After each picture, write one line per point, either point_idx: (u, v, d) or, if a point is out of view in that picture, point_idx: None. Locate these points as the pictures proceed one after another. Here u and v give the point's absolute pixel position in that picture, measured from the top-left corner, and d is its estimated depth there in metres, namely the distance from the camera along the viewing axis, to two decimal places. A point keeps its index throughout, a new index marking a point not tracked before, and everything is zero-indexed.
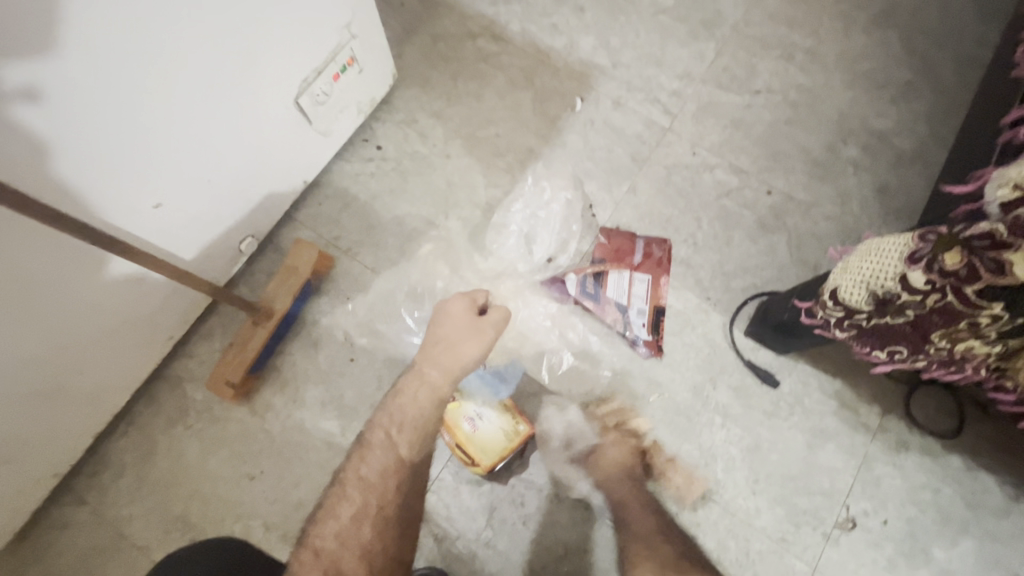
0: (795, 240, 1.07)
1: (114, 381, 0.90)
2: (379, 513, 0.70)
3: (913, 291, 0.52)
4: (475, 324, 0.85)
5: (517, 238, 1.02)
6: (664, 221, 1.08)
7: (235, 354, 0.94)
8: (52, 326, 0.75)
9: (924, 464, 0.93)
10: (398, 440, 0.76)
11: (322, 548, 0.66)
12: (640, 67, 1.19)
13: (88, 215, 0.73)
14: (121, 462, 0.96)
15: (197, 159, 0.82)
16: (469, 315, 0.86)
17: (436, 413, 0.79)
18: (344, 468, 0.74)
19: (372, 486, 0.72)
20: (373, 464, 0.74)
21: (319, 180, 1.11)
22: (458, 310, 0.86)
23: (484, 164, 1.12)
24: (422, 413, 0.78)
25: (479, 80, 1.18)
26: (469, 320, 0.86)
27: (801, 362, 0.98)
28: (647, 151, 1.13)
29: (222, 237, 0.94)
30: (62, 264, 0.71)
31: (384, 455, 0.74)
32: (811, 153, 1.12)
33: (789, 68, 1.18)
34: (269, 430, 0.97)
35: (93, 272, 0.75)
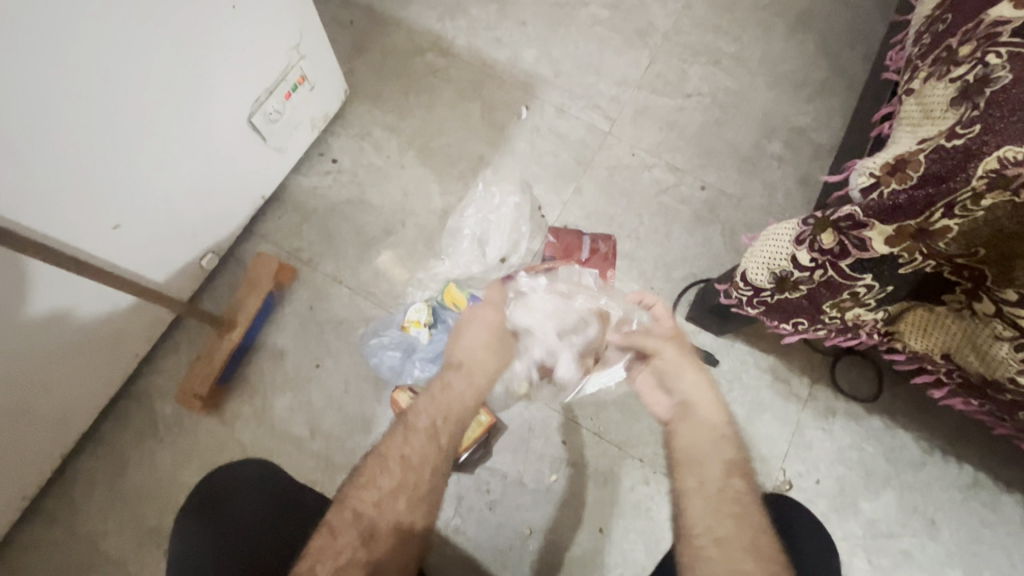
0: (729, 231, 1.16)
1: (82, 401, 0.92)
2: (415, 492, 0.71)
3: (802, 268, 0.61)
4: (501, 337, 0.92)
5: (471, 241, 1.08)
6: (608, 218, 1.16)
7: (203, 366, 0.97)
8: (17, 346, 0.77)
9: (848, 426, 1.04)
10: (441, 429, 0.76)
11: (361, 512, 0.67)
12: (580, 76, 1.27)
13: (47, 236, 0.75)
14: (92, 480, 0.97)
15: (156, 178, 0.85)
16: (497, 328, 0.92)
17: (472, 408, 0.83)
18: (387, 441, 0.74)
19: (414, 466, 0.72)
20: (416, 446, 0.74)
21: (278, 195, 1.15)
22: (490, 319, 0.92)
23: (438, 173, 1.18)
24: (462, 404, 0.82)
25: (429, 93, 1.24)
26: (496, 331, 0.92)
27: (736, 342, 1.07)
28: (590, 153, 1.21)
29: (185, 255, 0.97)
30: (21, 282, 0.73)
31: (427, 440, 0.75)
32: (739, 150, 1.22)
33: (715, 72, 1.28)
34: (240, 438, 1.00)
35: (56, 288, 0.78)
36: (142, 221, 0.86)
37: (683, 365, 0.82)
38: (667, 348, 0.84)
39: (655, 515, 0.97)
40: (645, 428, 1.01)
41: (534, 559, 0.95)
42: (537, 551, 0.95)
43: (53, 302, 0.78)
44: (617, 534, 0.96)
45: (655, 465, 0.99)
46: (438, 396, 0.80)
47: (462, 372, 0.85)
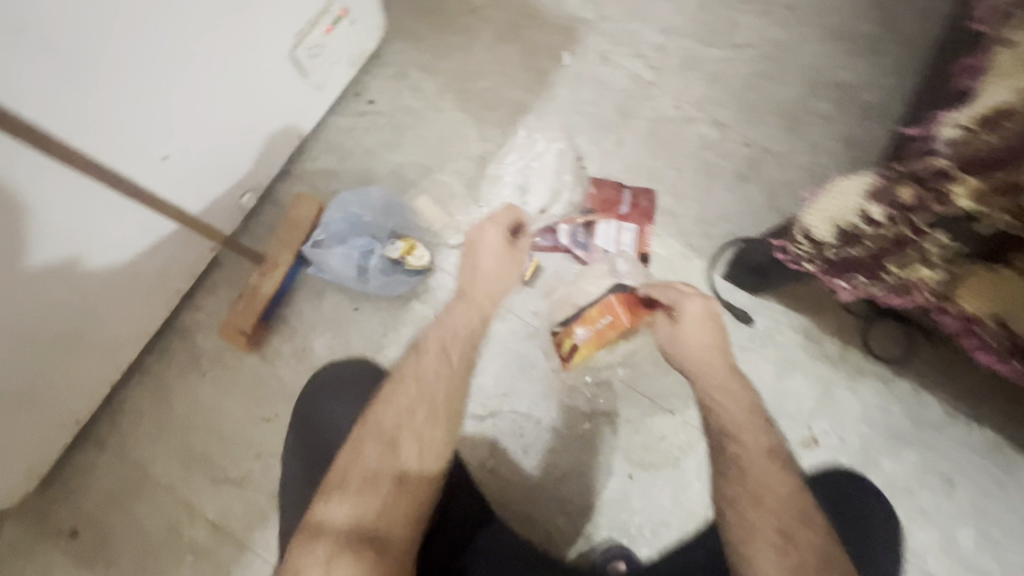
0: (770, 189, 1.14)
1: (128, 331, 0.93)
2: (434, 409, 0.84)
3: (873, 225, 0.61)
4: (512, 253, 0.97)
5: (512, 188, 1.06)
6: (649, 172, 1.14)
7: (245, 304, 0.98)
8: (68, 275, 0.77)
9: (876, 387, 1.05)
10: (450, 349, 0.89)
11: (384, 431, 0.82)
12: (625, 21, 1.22)
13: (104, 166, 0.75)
14: (139, 409, 1.00)
15: (201, 110, 0.83)
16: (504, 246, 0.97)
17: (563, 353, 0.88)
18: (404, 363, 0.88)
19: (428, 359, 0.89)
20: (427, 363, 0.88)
21: (314, 136, 1.13)
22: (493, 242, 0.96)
23: (477, 119, 1.15)
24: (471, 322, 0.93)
25: (468, 34, 1.19)
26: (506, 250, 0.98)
27: (771, 301, 1.08)
28: (632, 104, 1.17)
29: (228, 193, 0.96)
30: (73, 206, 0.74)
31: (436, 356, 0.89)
32: (786, 106, 1.18)
33: (767, 22, 1.23)
34: (281, 375, 1.02)
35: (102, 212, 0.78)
36: (189, 154, 0.85)
37: (697, 334, 0.85)
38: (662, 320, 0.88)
39: (681, 463, 1.00)
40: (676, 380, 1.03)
41: (564, 501, 0.99)
42: (567, 494, 0.99)
43: (111, 226, 0.79)
44: (644, 481, 1.00)
45: (685, 417, 1.02)
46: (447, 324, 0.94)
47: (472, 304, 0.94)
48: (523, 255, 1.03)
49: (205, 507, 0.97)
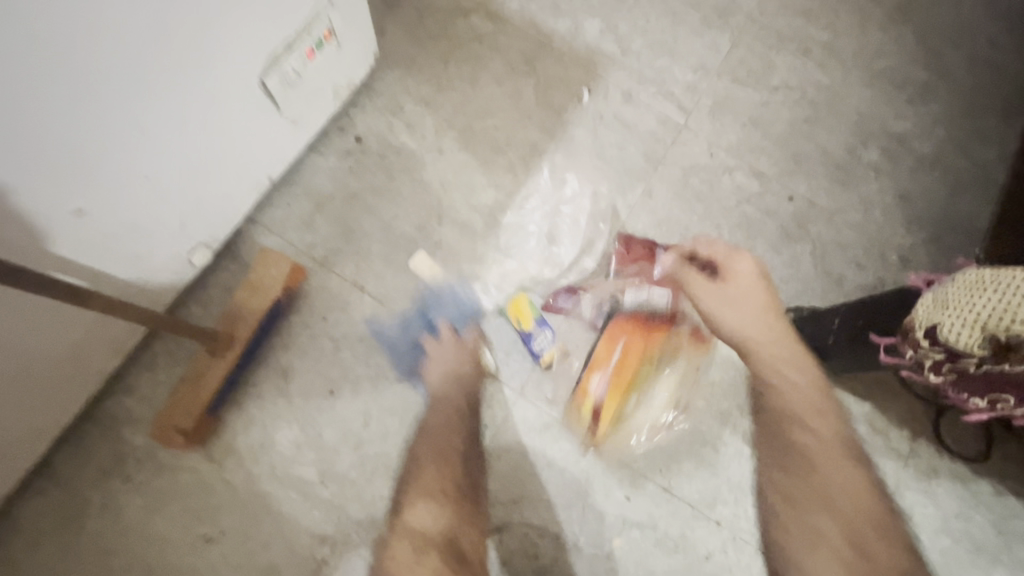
0: (820, 251, 0.99)
1: (25, 432, 0.72)
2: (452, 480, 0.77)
3: None
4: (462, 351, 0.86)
5: (538, 238, 0.94)
6: (681, 228, 0.98)
7: (189, 391, 0.78)
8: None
9: (954, 490, 0.89)
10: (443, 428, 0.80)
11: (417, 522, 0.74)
12: (651, 57, 1.08)
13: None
14: (41, 526, 0.78)
15: (138, 155, 0.65)
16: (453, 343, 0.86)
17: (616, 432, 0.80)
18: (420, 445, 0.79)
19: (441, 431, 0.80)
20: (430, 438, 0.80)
21: (287, 177, 0.94)
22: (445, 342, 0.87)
23: (483, 162, 0.98)
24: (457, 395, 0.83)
25: (474, 64, 1.03)
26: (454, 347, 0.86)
27: (829, 385, 0.92)
28: (661, 150, 1.02)
29: (170, 249, 0.77)
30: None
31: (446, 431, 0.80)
32: (832, 157, 1.05)
33: (806, 62, 1.10)
34: (231, 479, 0.81)
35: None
36: (116, 206, 0.66)
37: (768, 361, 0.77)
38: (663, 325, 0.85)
39: None
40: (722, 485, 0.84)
41: None
42: None
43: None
44: None
45: (735, 532, 0.83)
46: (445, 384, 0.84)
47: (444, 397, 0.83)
48: (549, 334, 0.85)
49: None
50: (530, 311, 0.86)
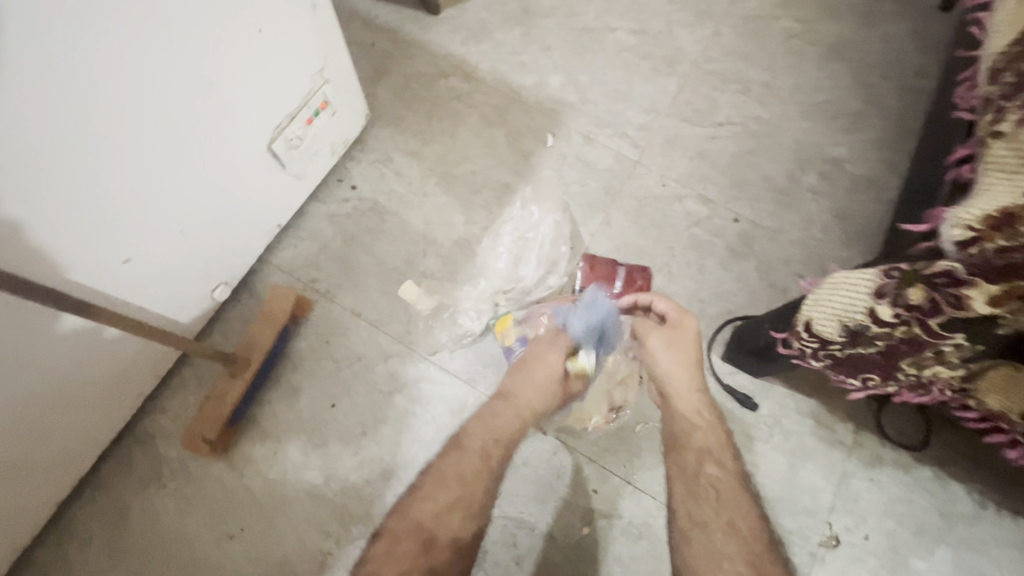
0: (765, 266, 1.11)
1: (79, 445, 0.86)
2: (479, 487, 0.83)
3: (881, 324, 0.55)
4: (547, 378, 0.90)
5: (506, 260, 1.07)
6: (639, 251, 1.11)
7: (212, 407, 0.91)
8: (13, 391, 0.71)
9: (897, 476, 0.98)
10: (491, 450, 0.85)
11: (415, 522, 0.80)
12: (608, 103, 1.23)
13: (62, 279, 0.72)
14: (90, 529, 0.91)
15: (172, 213, 0.81)
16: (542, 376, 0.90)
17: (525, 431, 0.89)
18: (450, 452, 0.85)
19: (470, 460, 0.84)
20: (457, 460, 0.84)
21: (295, 222, 1.10)
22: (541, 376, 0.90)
23: (462, 202, 1.13)
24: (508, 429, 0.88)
25: (453, 119, 1.20)
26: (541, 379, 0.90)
27: (777, 384, 1.02)
28: (619, 183, 1.16)
29: (197, 287, 0.92)
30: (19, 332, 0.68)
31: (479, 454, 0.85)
32: (774, 181, 1.18)
33: (747, 100, 1.25)
34: (249, 484, 0.93)
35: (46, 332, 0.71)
36: (155, 255, 0.82)
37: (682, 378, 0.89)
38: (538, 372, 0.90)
39: None
40: None
41: None
42: None
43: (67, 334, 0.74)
44: None
45: None
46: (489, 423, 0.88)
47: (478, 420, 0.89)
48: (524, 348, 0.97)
49: None
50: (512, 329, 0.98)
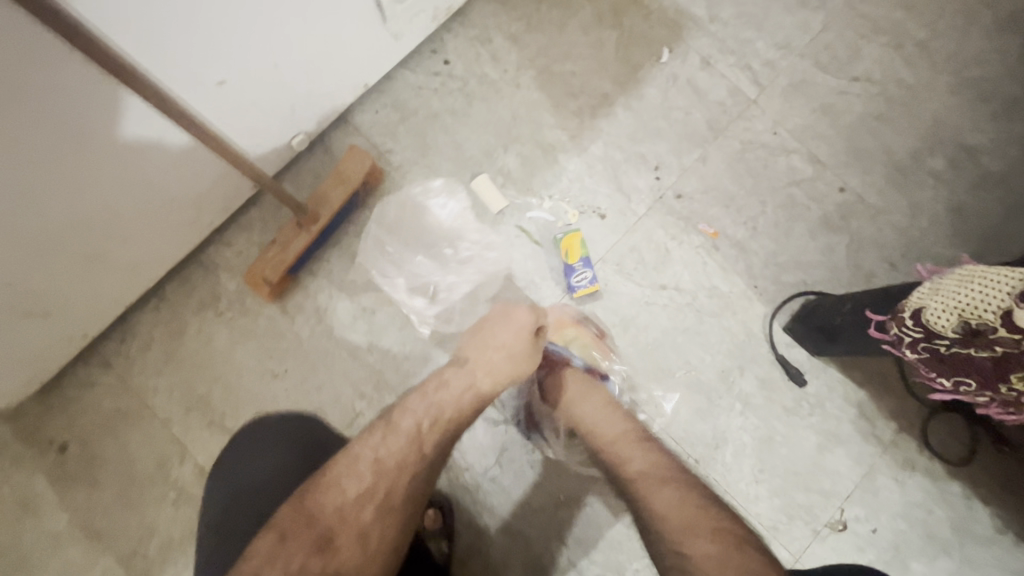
0: (856, 245, 1.03)
1: (152, 259, 0.89)
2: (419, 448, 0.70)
3: (1013, 330, 0.51)
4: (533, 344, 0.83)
5: (573, 182, 1.03)
6: (728, 199, 1.04)
7: (277, 253, 0.93)
8: (100, 174, 0.72)
9: (924, 484, 0.96)
10: (428, 433, 0.72)
11: (319, 515, 0.63)
12: (738, 28, 1.10)
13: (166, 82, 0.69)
14: (150, 336, 0.97)
15: (268, 39, 0.76)
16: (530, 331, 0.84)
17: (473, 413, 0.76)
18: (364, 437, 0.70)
19: (414, 437, 0.71)
20: (391, 447, 0.69)
21: (379, 87, 1.05)
22: (520, 320, 0.84)
23: (554, 103, 1.06)
24: (463, 400, 0.77)
25: (564, 8, 1.09)
26: (529, 337, 0.83)
27: (831, 367, 0.98)
28: (726, 120, 1.06)
29: (278, 130, 0.89)
30: (105, 116, 0.66)
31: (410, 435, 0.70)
32: (894, 156, 1.06)
33: (895, 57, 1.09)
34: (297, 333, 0.97)
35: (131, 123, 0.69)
36: (247, 84, 0.78)
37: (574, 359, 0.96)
38: (489, 356, 0.81)
39: None
40: (708, 428, 0.97)
41: (564, 524, 0.94)
42: (566, 520, 0.94)
43: (160, 135, 0.73)
44: None
45: (709, 468, 0.96)
46: (434, 395, 0.76)
47: (466, 370, 0.79)
48: (587, 274, 0.97)
49: (198, 450, 0.94)
50: (578, 249, 0.97)
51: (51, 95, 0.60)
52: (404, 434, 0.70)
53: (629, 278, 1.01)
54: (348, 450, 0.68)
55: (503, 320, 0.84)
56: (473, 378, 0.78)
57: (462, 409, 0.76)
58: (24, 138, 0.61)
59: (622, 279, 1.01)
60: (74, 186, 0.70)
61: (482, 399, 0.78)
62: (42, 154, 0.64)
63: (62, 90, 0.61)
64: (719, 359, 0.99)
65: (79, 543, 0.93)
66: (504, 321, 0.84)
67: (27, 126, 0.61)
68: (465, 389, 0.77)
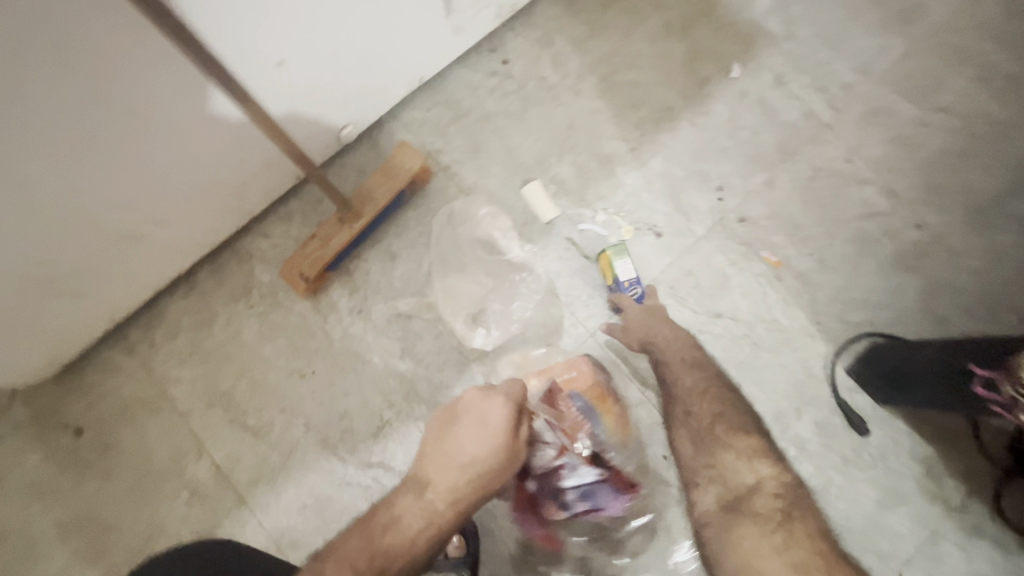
0: (931, 288, 0.95)
1: (188, 244, 0.85)
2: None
3: None
4: (505, 445, 0.68)
5: (629, 196, 0.97)
6: (793, 228, 0.97)
7: (316, 248, 0.88)
8: (137, 154, 0.68)
9: (993, 555, 0.87)
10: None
11: None
12: (815, 47, 1.03)
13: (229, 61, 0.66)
14: (177, 323, 0.93)
15: (331, 24, 0.72)
16: (502, 432, 0.69)
17: (428, 536, 0.64)
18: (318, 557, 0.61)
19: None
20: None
21: (434, 83, 1.01)
22: (494, 424, 0.69)
23: (615, 113, 1.00)
24: (422, 524, 0.64)
25: (631, 15, 1.03)
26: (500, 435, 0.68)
27: (897, 417, 0.91)
28: (796, 144, 1.00)
29: (329, 120, 0.86)
30: (164, 93, 0.63)
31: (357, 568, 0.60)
32: (978, 195, 0.98)
33: (985, 89, 1.01)
34: (329, 332, 0.92)
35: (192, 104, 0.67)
36: None
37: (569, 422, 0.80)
38: (449, 473, 0.67)
39: None
40: None
41: (593, 560, 0.88)
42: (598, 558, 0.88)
43: (216, 117, 0.70)
44: (689, 572, 0.87)
45: None
46: (379, 538, 0.63)
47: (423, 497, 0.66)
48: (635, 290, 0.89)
49: (215, 447, 0.90)
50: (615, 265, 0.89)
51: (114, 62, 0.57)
52: None
53: (681, 303, 0.95)
54: None
55: (473, 423, 0.70)
56: (433, 505, 0.65)
57: (417, 545, 0.63)
58: (71, 104, 0.58)
59: (674, 305, 0.95)
60: (111, 169, 0.67)
61: (440, 531, 0.65)
62: (91, 123, 0.61)
63: (123, 61, 0.58)
64: (773, 399, 0.92)
65: (85, 533, 0.88)
66: (477, 420, 0.70)
67: (82, 90, 0.58)
68: (419, 519, 0.64)
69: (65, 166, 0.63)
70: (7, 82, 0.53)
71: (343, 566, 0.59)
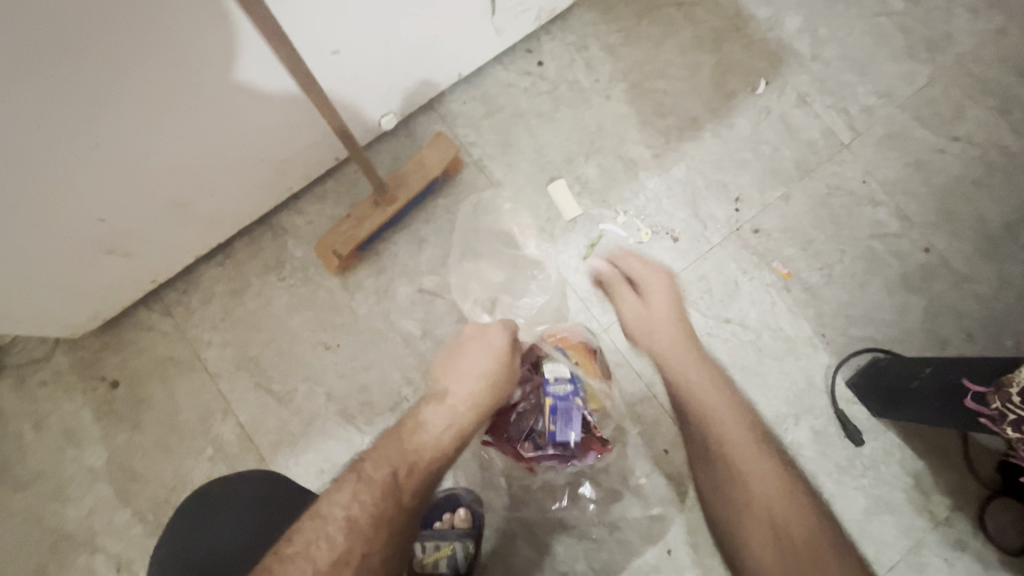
0: (933, 309, 0.99)
1: (228, 214, 0.90)
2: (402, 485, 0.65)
3: None
4: (510, 359, 0.76)
5: (650, 201, 1.01)
6: (806, 242, 1.01)
7: (350, 227, 0.92)
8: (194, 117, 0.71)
9: (974, 568, 0.91)
10: (404, 485, 0.65)
11: None
12: (840, 70, 1.07)
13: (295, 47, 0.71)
14: (212, 290, 0.98)
15: (388, 17, 0.76)
16: (505, 345, 0.77)
17: (453, 445, 0.70)
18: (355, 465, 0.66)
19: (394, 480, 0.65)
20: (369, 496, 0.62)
21: (471, 79, 1.05)
22: (495, 338, 0.77)
23: (642, 119, 1.04)
24: (444, 432, 0.71)
25: (664, 27, 1.07)
26: (503, 349, 0.76)
27: (891, 430, 0.94)
28: (814, 161, 1.04)
29: (372, 107, 0.90)
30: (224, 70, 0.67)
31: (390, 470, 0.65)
32: (986, 224, 1.01)
33: (1001, 122, 1.04)
34: (355, 309, 0.97)
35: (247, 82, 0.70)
36: (359, 57, 0.79)
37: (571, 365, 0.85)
38: (464, 385, 0.74)
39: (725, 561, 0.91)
40: None
41: (590, 542, 0.92)
42: (595, 541, 0.92)
43: (268, 95, 0.74)
44: (681, 561, 0.91)
45: None
46: (406, 443, 0.68)
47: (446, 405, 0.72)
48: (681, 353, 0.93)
49: (241, 409, 0.95)
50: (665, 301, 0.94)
51: (187, 39, 0.60)
52: (378, 489, 0.64)
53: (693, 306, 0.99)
54: (315, 513, 0.61)
55: (479, 345, 0.77)
56: (453, 413, 0.72)
57: (442, 450, 0.70)
58: (141, 77, 0.61)
59: (685, 308, 0.99)
60: (190, 130, 0.72)
61: (464, 434, 0.72)
62: (156, 93, 0.64)
63: (195, 40, 0.61)
64: (774, 404, 0.96)
65: (113, 481, 0.94)
66: (481, 343, 0.77)
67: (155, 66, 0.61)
68: (444, 427, 0.71)
69: (139, 124, 0.66)
70: (114, 41, 0.56)
71: (381, 465, 0.65)
